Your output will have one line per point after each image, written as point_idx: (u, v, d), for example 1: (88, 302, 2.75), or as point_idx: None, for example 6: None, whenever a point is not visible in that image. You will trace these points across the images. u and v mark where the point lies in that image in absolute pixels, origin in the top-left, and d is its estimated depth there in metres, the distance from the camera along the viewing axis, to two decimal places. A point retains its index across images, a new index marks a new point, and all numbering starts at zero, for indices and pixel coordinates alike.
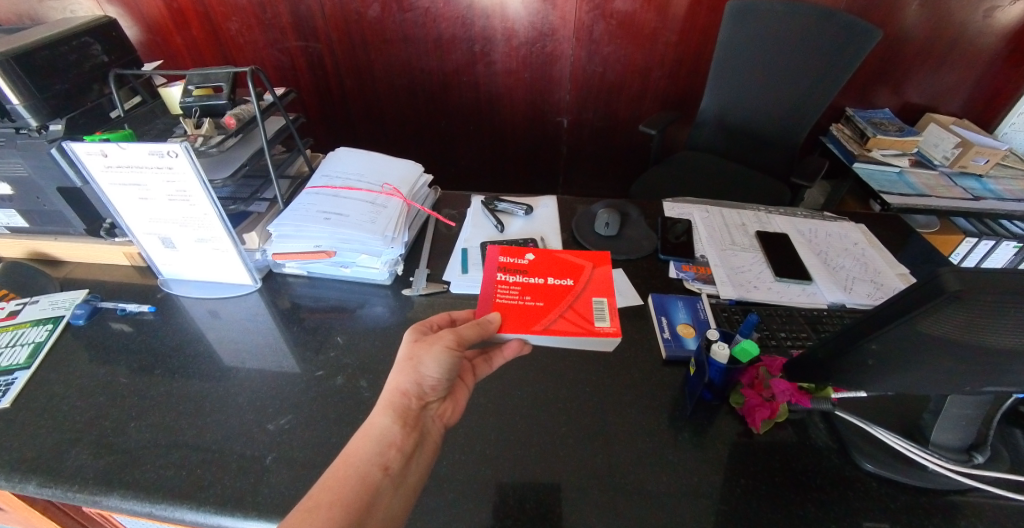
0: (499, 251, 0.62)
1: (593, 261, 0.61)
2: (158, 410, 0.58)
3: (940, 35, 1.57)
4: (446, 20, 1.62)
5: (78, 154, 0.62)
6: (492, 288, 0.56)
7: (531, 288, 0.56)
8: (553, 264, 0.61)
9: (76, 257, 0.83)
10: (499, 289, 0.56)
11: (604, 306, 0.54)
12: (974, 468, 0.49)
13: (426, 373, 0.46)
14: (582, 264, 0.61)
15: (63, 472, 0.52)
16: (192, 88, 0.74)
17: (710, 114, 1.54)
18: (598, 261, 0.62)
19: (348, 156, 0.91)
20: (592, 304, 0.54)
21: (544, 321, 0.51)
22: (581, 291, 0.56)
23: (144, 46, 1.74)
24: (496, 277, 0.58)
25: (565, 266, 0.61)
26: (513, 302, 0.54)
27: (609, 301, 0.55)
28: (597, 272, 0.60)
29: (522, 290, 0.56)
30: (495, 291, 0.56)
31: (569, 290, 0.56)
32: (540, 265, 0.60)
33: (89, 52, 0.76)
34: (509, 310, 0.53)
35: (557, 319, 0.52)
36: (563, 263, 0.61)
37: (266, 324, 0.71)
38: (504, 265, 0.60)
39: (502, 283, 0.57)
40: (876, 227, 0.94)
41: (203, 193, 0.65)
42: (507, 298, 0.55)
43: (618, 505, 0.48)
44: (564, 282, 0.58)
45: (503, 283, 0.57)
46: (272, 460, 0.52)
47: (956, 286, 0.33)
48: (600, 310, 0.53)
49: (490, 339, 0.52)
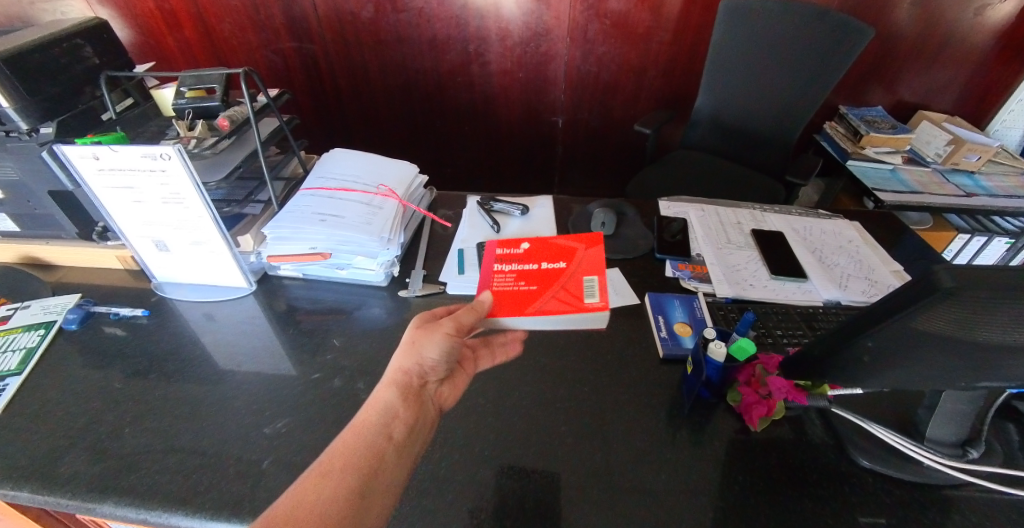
0: (496, 243, 0.62)
1: (587, 241, 0.60)
2: (152, 415, 0.58)
3: (932, 32, 1.58)
4: (440, 20, 1.62)
5: (70, 158, 0.62)
6: (488, 278, 0.57)
7: (524, 273, 0.57)
8: (548, 248, 0.60)
9: (68, 262, 0.82)
10: (495, 278, 0.57)
11: (595, 284, 0.54)
12: (968, 463, 0.49)
13: (426, 356, 0.46)
14: (575, 244, 0.60)
15: (57, 479, 0.51)
16: (185, 89, 0.73)
17: (704, 113, 1.55)
18: (592, 240, 0.60)
19: (343, 156, 0.91)
20: (585, 284, 0.54)
21: (537, 304, 0.52)
22: (574, 271, 0.56)
23: (135, 48, 1.73)
24: (492, 267, 0.58)
25: (558, 249, 0.60)
26: (505, 288, 0.55)
27: (601, 279, 0.55)
28: (591, 251, 0.59)
29: (517, 277, 0.56)
30: (491, 281, 0.56)
31: (562, 273, 0.56)
32: (535, 250, 0.60)
33: (81, 54, 0.75)
34: (501, 294, 0.54)
35: (549, 300, 0.52)
36: (558, 245, 0.61)
37: (262, 327, 0.71)
38: (500, 254, 0.60)
39: (496, 271, 0.57)
40: (869, 224, 0.95)
41: (196, 195, 0.64)
42: (502, 287, 0.55)
43: (616, 504, 0.48)
44: (556, 263, 0.58)
45: (499, 272, 0.57)
46: (269, 463, 0.52)
47: (950, 283, 0.33)
48: (591, 287, 0.54)
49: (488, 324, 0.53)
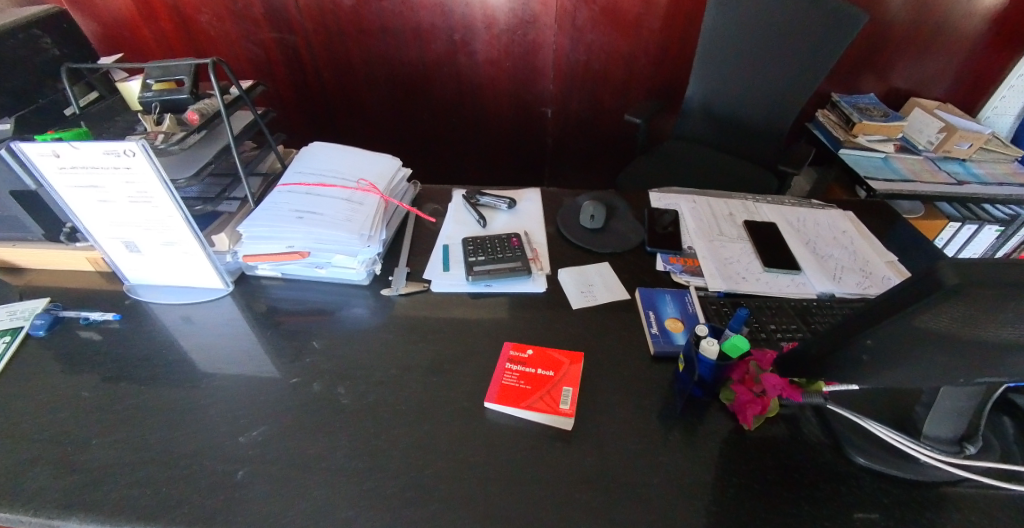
0: (511, 342, 0.65)
1: (570, 359, 0.62)
2: (122, 425, 0.55)
3: (924, 18, 1.56)
4: (424, 9, 1.58)
5: (29, 156, 0.59)
6: (496, 374, 0.60)
7: (524, 367, 0.61)
8: (546, 358, 0.62)
9: (36, 264, 0.79)
10: (502, 375, 0.60)
11: (566, 394, 0.57)
12: (966, 459, 0.48)
13: None
14: (563, 360, 0.62)
15: (17, 497, 0.48)
16: (152, 82, 0.69)
17: (696, 102, 1.53)
18: (575, 360, 0.62)
19: (323, 150, 0.88)
20: (558, 393, 0.57)
21: (528, 398, 0.56)
22: (555, 381, 0.59)
23: (109, 40, 1.67)
24: (503, 365, 0.61)
25: (550, 358, 0.62)
26: (507, 380, 0.59)
27: (571, 392, 0.58)
28: (573, 370, 0.61)
29: (519, 377, 0.59)
30: (499, 376, 0.60)
31: (546, 380, 0.59)
32: (538, 358, 0.62)
33: (39, 46, 0.71)
34: (502, 386, 0.58)
35: (539, 402, 0.56)
36: (554, 357, 0.63)
37: (241, 329, 0.68)
38: (513, 356, 0.62)
39: (503, 362, 0.62)
40: (863, 214, 0.94)
41: (165, 193, 0.61)
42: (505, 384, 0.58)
43: (607, 510, 0.46)
44: (554, 370, 0.61)
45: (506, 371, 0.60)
46: (244, 475, 0.49)
47: (955, 279, 0.31)
48: (560, 397, 0.57)
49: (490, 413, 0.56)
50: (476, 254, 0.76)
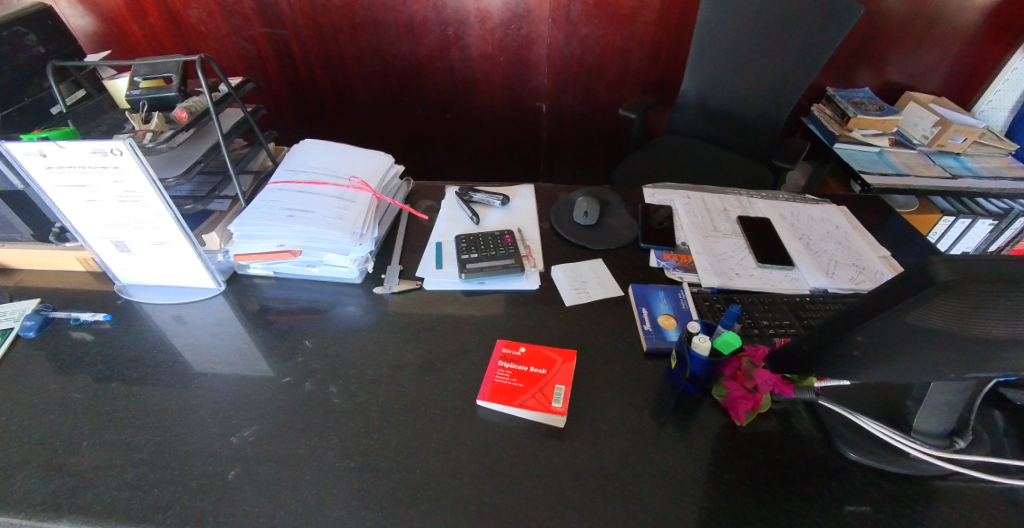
0: (503, 341, 0.65)
1: (562, 357, 0.62)
2: (112, 427, 0.55)
3: (920, 11, 1.56)
4: (417, 3, 1.57)
5: (15, 155, 0.58)
6: (488, 372, 0.60)
7: (517, 366, 0.61)
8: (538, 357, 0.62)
9: (26, 264, 0.78)
10: (494, 373, 0.59)
11: (558, 393, 0.57)
12: (954, 453, 0.49)
13: None
14: (555, 358, 0.62)
15: (6, 500, 0.48)
16: (139, 80, 0.68)
17: (691, 96, 1.52)
18: (567, 358, 0.62)
19: (314, 148, 0.87)
20: (550, 392, 0.57)
21: (520, 397, 0.56)
22: (547, 380, 0.59)
23: (98, 36, 1.65)
24: (495, 363, 0.61)
25: (542, 357, 0.62)
26: (499, 378, 0.59)
27: (563, 390, 0.57)
28: (565, 368, 0.60)
29: (511, 376, 0.59)
30: (491, 374, 0.59)
31: (538, 378, 0.59)
32: (531, 357, 0.62)
33: (23, 43, 0.70)
34: (495, 384, 0.58)
35: (531, 401, 0.56)
36: (546, 356, 0.62)
37: (232, 328, 0.68)
38: (506, 355, 0.62)
39: (496, 360, 0.61)
40: (856, 209, 0.94)
41: (154, 192, 0.61)
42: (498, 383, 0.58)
43: (600, 508, 0.46)
44: (546, 368, 0.60)
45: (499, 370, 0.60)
46: (235, 476, 0.49)
47: (947, 276, 0.31)
48: (552, 396, 0.57)
49: (482, 412, 0.56)
50: (469, 251, 0.76)
